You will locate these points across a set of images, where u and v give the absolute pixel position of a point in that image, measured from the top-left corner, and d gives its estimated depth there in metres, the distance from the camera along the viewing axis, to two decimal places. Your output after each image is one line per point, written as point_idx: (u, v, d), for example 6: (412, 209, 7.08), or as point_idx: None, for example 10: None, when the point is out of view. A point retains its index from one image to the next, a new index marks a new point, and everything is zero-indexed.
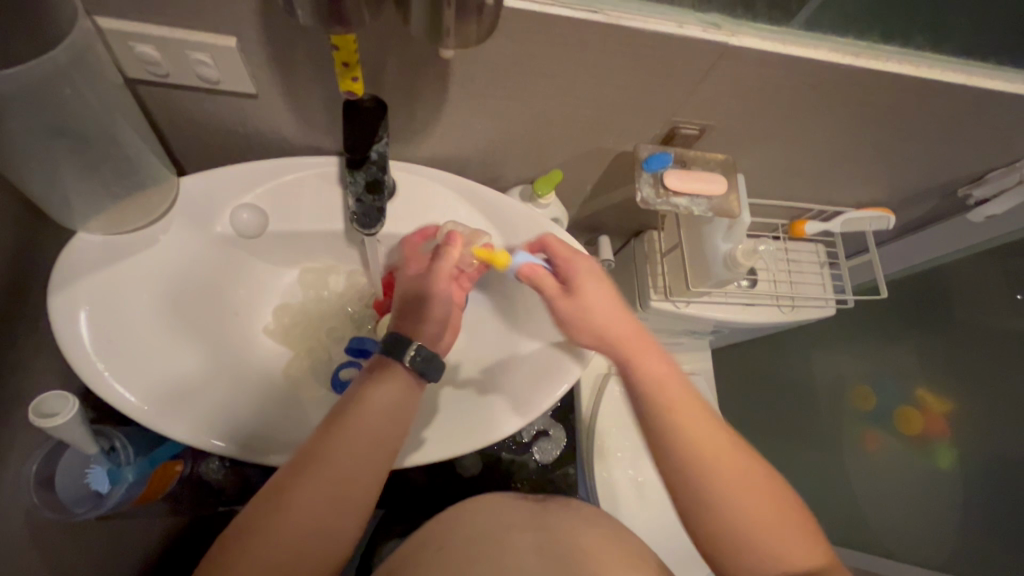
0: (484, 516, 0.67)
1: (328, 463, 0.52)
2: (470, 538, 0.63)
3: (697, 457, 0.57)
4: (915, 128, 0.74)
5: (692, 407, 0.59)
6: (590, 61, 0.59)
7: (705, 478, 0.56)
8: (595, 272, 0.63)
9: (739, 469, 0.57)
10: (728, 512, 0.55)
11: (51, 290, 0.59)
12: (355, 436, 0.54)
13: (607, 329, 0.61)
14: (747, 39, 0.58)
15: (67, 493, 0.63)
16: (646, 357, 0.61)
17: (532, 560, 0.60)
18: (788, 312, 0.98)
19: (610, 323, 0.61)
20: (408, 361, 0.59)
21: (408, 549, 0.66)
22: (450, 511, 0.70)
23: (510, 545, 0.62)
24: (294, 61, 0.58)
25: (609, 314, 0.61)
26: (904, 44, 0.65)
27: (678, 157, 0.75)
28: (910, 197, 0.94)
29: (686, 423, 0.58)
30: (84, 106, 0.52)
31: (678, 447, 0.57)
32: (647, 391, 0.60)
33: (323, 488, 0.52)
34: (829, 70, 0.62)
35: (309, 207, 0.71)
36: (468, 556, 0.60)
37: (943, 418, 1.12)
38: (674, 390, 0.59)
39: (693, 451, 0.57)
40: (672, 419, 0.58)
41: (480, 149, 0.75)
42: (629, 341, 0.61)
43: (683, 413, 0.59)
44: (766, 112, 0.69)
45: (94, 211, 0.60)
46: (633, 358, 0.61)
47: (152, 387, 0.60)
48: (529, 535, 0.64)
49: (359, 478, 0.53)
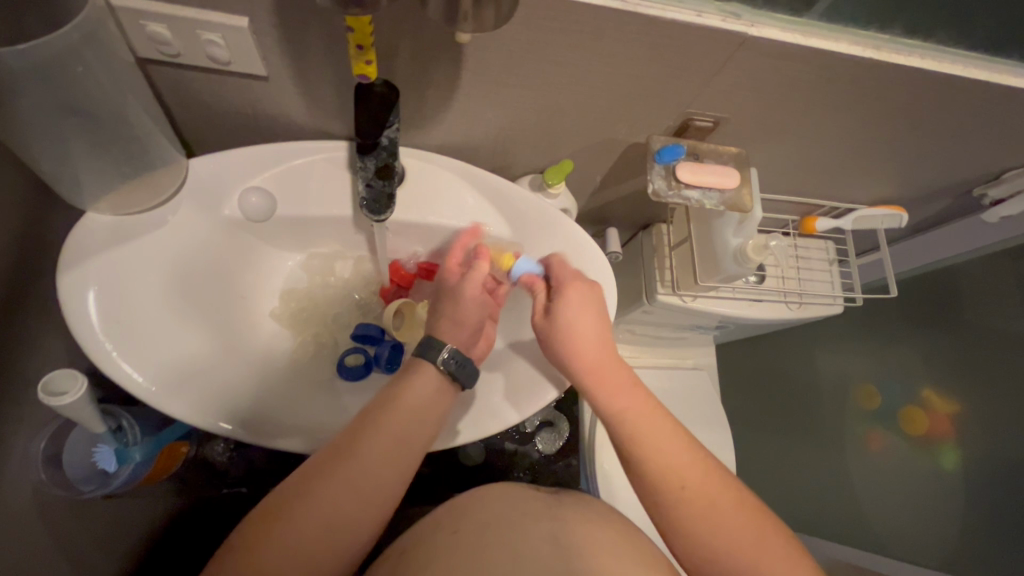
0: (499, 503, 0.68)
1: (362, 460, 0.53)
2: (482, 524, 0.64)
3: (666, 483, 0.58)
4: (934, 125, 0.73)
5: (663, 433, 0.60)
6: (606, 50, 0.59)
7: (676, 501, 0.58)
8: (586, 297, 0.64)
9: (709, 493, 0.58)
10: (701, 535, 0.57)
11: (60, 271, 0.59)
12: (390, 434, 0.55)
13: (586, 352, 0.63)
14: (767, 30, 0.57)
15: (75, 471, 0.64)
16: (618, 385, 0.63)
17: (546, 547, 0.60)
18: (796, 309, 0.98)
19: (586, 345, 0.63)
20: (439, 361, 0.59)
21: (422, 530, 0.67)
22: (461, 499, 0.71)
23: (525, 532, 0.62)
24: (306, 43, 0.58)
25: (586, 345, 0.63)
26: (928, 37, 0.63)
27: (691, 150, 0.74)
28: (923, 195, 0.93)
29: (655, 456, 0.59)
30: (96, 84, 0.52)
31: (650, 472, 0.59)
32: (614, 416, 0.62)
33: (349, 483, 0.52)
34: (850, 63, 0.61)
35: (317, 191, 0.71)
36: (484, 540, 0.61)
37: (948, 419, 1.12)
38: (644, 424, 0.61)
39: (662, 476, 0.58)
40: (641, 449, 0.60)
41: (491, 137, 0.75)
42: (601, 372, 0.63)
43: (654, 444, 0.60)
44: (782, 105, 0.68)
45: (103, 190, 0.60)
46: (603, 387, 0.63)
47: (159, 368, 0.60)
48: (543, 524, 0.64)
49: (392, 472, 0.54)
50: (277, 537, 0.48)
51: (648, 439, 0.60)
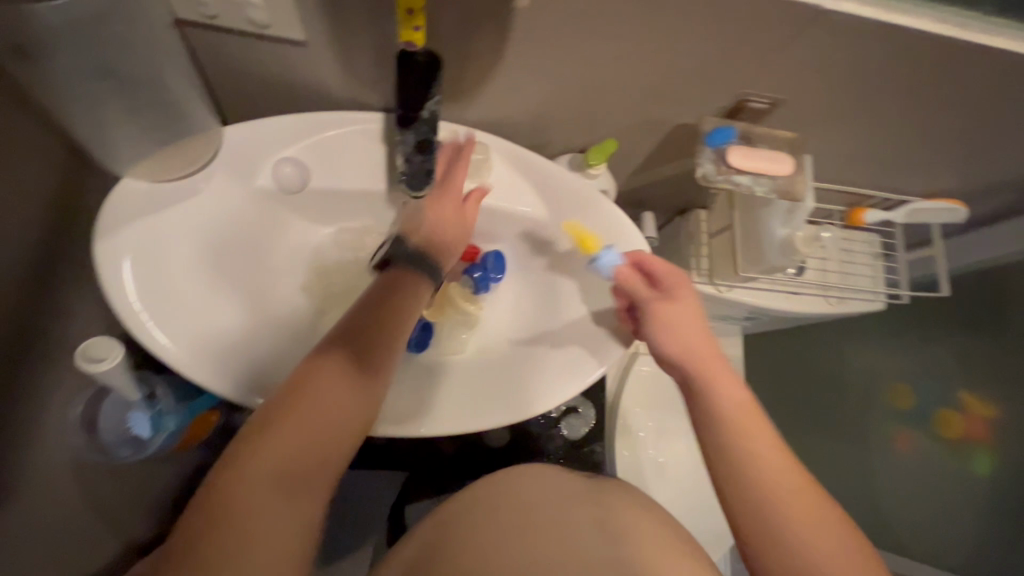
0: (531, 485, 0.67)
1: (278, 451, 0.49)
2: (516, 508, 0.63)
3: (767, 483, 0.56)
4: (1010, 113, 0.68)
5: (765, 434, 0.59)
6: (665, 21, 0.55)
7: (777, 504, 0.55)
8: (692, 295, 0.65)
9: (810, 504, 0.55)
10: (797, 545, 0.53)
11: (96, 238, 0.58)
12: (310, 423, 0.51)
13: (695, 345, 0.63)
14: (842, 3, 0.53)
15: (110, 437, 0.64)
16: (726, 380, 0.62)
17: (591, 533, 0.59)
18: (833, 303, 0.94)
19: (693, 336, 0.63)
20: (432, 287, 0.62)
21: (453, 509, 0.66)
22: (493, 477, 0.70)
23: (562, 519, 0.61)
24: (347, 7, 0.55)
25: (690, 333, 0.63)
26: (1017, 16, 0.58)
27: (743, 132, 0.70)
28: (984, 190, 0.87)
29: (762, 455, 0.58)
30: (133, 45, 0.50)
31: (749, 472, 0.57)
32: (725, 414, 0.60)
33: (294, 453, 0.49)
34: (930, 43, 0.56)
35: (352, 165, 0.69)
36: (517, 525, 0.60)
37: (984, 422, 1.08)
38: (755, 428, 0.59)
39: (765, 475, 0.56)
40: (746, 445, 0.58)
41: (532, 113, 0.72)
42: (710, 365, 0.62)
43: (759, 444, 0.58)
44: (847, 87, 0.64)
45: (139, 156, 0.58)
46: (712, 380, 0.61)
47: (192, 338, 0.60)
48: (584, 508, 0.63)
49: (315, 466, 0.50)
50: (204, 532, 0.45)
51: (750, 437, 0.59)
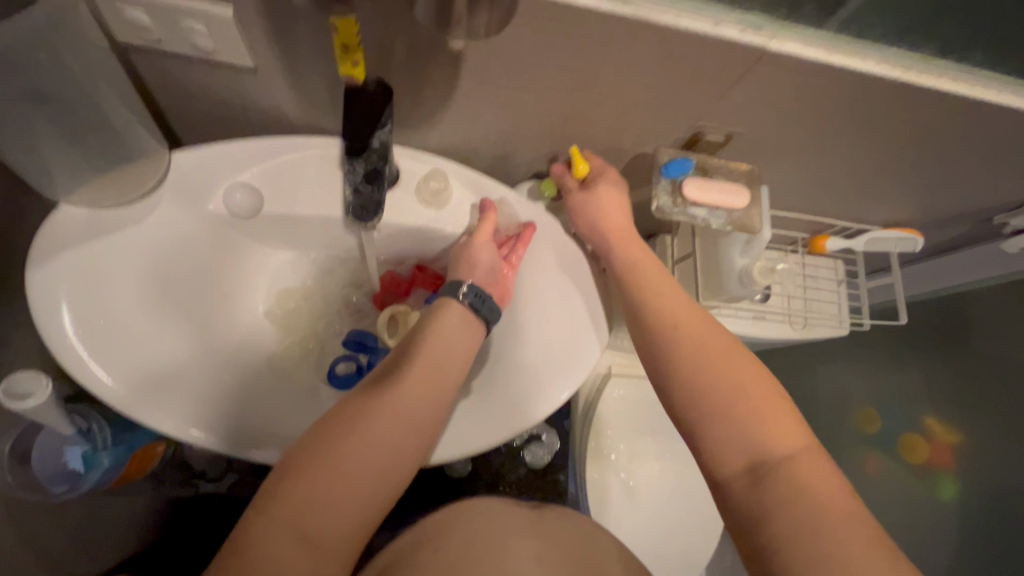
0: (485, 516, 0.66)
1: (358, 444, 0.46)
2: (467, 539, 0.61)
3: (716, 384, 0.54)
4: (959, 149, 0.69)
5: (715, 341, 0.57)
6: (614, 57, 0.55)
7: (728, 400, 0.52)
8: (620, 186, 0.68)
9: (763, 400, 0.52)
10: (749, 436, 0.51)
11: (29, 267, 0.56)
12: (398, 412, 0.49)
13: (611, 234, 0.67)
14: (787, 44, 0.53)
15: (44, 472, 0.62)
16: (668, 290, 0.63)
17: (531, 566, 0.59)
18: (800, 329, 0.94)
19: (614, 226, 0.67)
20: (462, 297, 0.59)
21: (407, 541, 0.64)
22: (445, 512, 0.67)
23: (508, 549, 0.60)
24: (295, 36, 0.54)
25: (613, 222, 0.67)
26: (959, 58, 0.60)
27: (700, 164, 0.70)
28: (943, 220, 0.89)
29: (708, 359, 0.55)
30: (66, 72, 0.48)
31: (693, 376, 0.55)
32: (671, 318, 0.60)
33: (385, 434, 0.48)
34: (876, 83, 0.57)
35: (305, 190, 0.68)
36: (465, 557, 0.59)
37: (950, 450, 1.07)
38: (706, 340, 0.57)
39: (712, 375, 0.54)
40: (692, 351, 0.56)
41: (491, 141, 0.71)
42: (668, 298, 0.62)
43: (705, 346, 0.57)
44: (801, 122, 0.64)
45: (77, 183, 0.56)
46: (659, 298, 0.62)
47: (131, 372, 0.58)
48: (527, 542, 0.62)
49: (385, 468, 0.47)
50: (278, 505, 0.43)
51: (692, 341, 0.57)
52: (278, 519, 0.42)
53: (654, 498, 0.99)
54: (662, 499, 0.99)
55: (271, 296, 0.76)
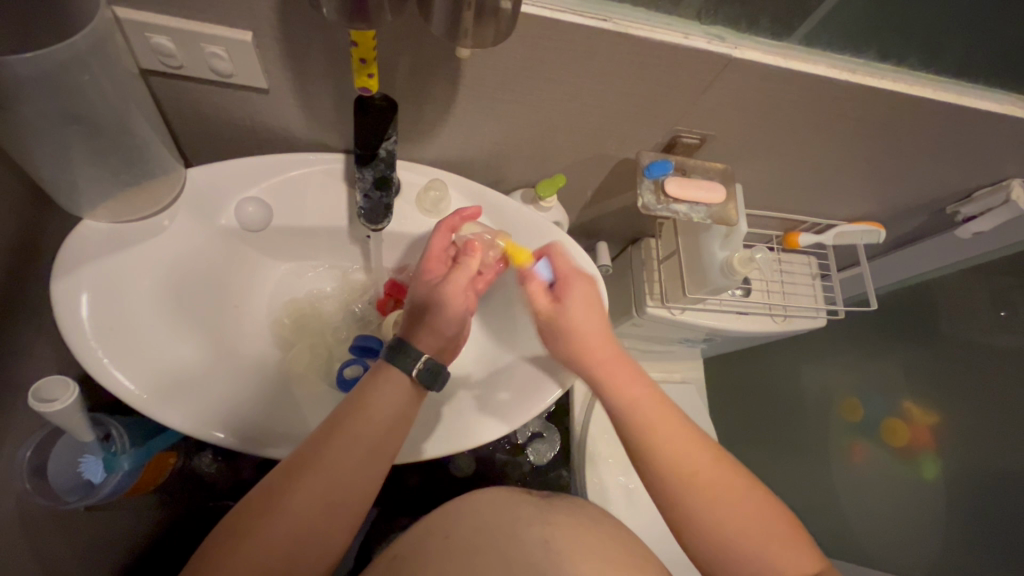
0: (495, 505, 0.68)
1: (281, 520, 0.51)
2: (478, 527, 0.64)
3: (677, 477, 0.58)
4: (907, 144, 0.77)
5: (672, 422, 0.61)
6: (598, 69, 0.61)
7: (687, 496, 0.58)
8: (588, 295, 0.66)
9: (721, 480, 0.58)
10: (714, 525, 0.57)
11: (55, 278, 0.59)
12: (329, 473, 0.53)
13: (596, 349, 0.64)
14: (749, 52, 0.60)
15: (60, 482, 0.62)
16: (623, 377, 0.63)
17: (542, 549, 0.61)
18: (781, 321, 0.99)
19: (593, 343, 0.63)
20: (416, 373, 0.58)
21: (420, 533, 0.66)
22: (458, 499, 0.71)
23: (519, 537, 0.63)
24: (308, 58, 0.60)
25: (596, 339, 0.64)
26: (898, 62, 0.68)
27: (679, 165, 0.77)
28: (901, 212, 0.96)
29: (666, 447, 0.59)
30: (100, 93, 0.52)
31: (660, 469, 0.59)
32: (623, 411, 0.62)
33: (315, 494, 0.53)
34: (829, 85, 0.64)
35: (313, 202, 0.72)
36: (474, 546, 0.61)
37: (928, 431, 1.13)
38: (654, 412, 0.61)
39: (672, 473, 0.59)
40: (653, 441, 0.60)
41: (485, 151, 0.76)
42: (614, 367, 0.63)
43: (666, 432, 0.60)
44: (767, 122, 0.71)
45: (101, 198, 0.60)
46: (611, 373, 0.63)
47: (151, 375, 0.60)
48: (538, 529, 0.64)
49: (318, 528, 0.53)
50: (223, 553, 0.49)
51: (640, 413, 0.61)
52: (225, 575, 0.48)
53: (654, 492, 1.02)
54: None
55: (277, 306, 0.78)
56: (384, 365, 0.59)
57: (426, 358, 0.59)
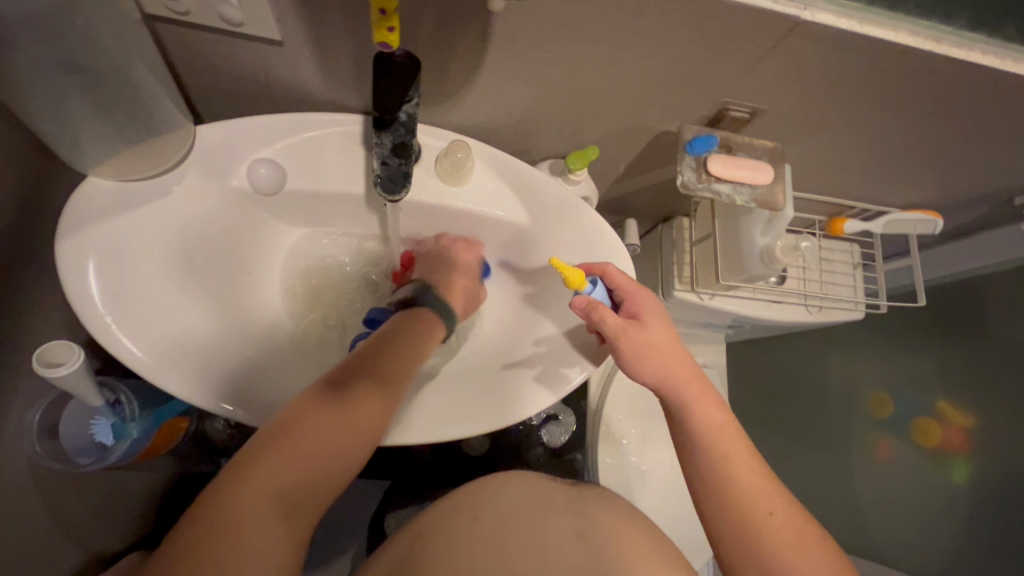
0: (520, 497, 0.65)
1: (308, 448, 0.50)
2: (504, 515, 0.61)
3: (745, 518, 0.57)
4: (984, 127, 0.69)
5: (745, 465, 0.60)
6: (645, 29, 0.54)
7: (755, 538, 0.56)
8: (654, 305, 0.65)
9: (789, 528, 0.56)
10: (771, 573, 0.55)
11: (59, 238, 0.56)
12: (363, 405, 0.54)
13: (673, 366, 0.63)
14: (821, 15, 0.53)
15: (71, 444, 0.62)
16: (707, 404, 0.63)
17: (573, 542, 0.58)
18: (816, 312, 0.94)
19: (676, 360, 0.63)
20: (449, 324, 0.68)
21: (441, 513, 0.65)
22: (484, 484, 0.69)
23: (547, 527, 0.60)
24: (324, 7, 0.54)
25: (669, 353, 0.63)
26: (991, 31, 0.59)
27: (724, 141, 0.70)
28: (962, 201, 0.88)
29: (742, 482, 0.59)
30: (97, 39, 0.48)
31: (725, 504, 0.59)
32: (704, 436, 0.62)
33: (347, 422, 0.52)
34: (907, 56, 0.57)
35: (328, 166, 0.68)
36: (502, 531, 0.59)
37: (963, 432, 1.08)
38: (727, 446, 0.61)
39: (743, 513, 0.57)
40: (725, 477, 0.59)
41: (513, 118, 0.71)
42: (689, 389, 0.63)
43: (746, 479, 0.59)
44: (829, 97, 0.64)
45: (105, 155, 0.56)
46: (687, 397, 0.63)
47: (160, 343, 0.58)
48: (565, 519, 0.62)
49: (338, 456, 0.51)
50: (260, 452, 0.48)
51: (720, 441, 0.61)
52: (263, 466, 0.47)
53: (666, 478, 1.00)
54: (675, 481, 1.00)
55: (289, 273, 0.76)
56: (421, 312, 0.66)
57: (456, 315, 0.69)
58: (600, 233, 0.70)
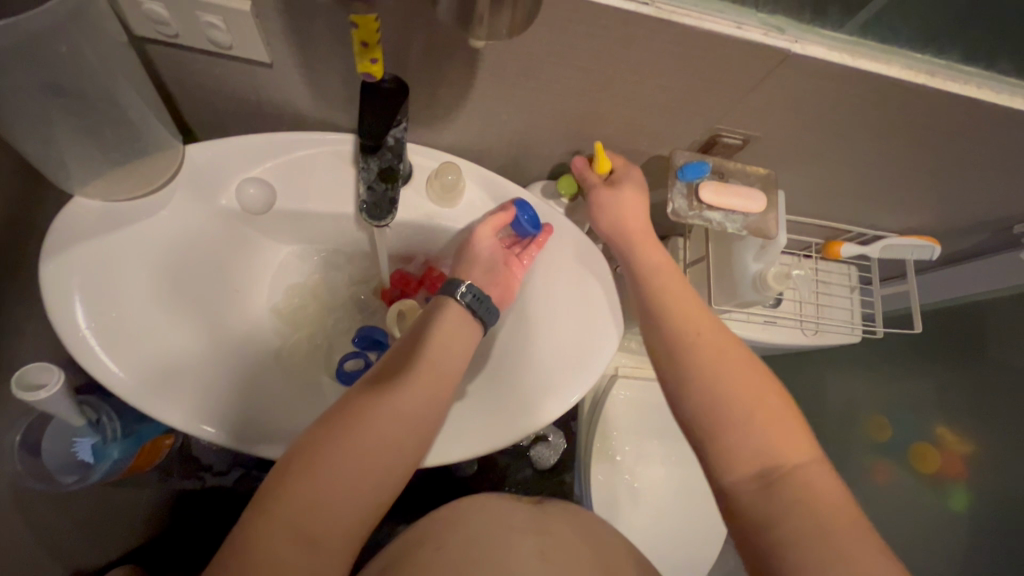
0: (486, 514, 0.65)
1: (342, 465, 0.46)
2: (470, 536, 0.61)
3: (730, 399, 0.53)
4: (982, 156, 0.68)
5: (733, 358, 0.56)
6: (634, 58, 0.54)
7: (732, 423, 0.52)
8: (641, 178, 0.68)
9: (783, 419, 0.52)
10: (771, 488, 0.49)
11: (44, 260, 0.56)
12: (408, 407, 0.51)
13: (632, 234, 0.66)
14: (811, 47, 0.53)
15: (53, 462, 0.63)
16: (677, 286, 0.63)
17: (535, 562, 0.58)
18: (811, 335, 0.93)
19: (636, 231, 0.66)
20: (461, 296, 0.60)
21: (412, 537, 0.64)
22: (452, 506, 0.68)
23: (512, 545, 0.60)
24: (313, 33, 0.54)
25: (632, 217, 0.66)
26: (986, 64, 0.58)
27: (716, 167, 0.70)
28: (961, 228, 0.87)
29: (715, 357, 0.56)
30: (83, 64, 0.48)
31: (702, 386, 0.55)
32: (669, 314, 0.60)
33: (392, 430, 0.49)
34: (900, 89, 0.56)
35: (318, 186, 0.67)
36: (468, 554, 0.58)
37: (961, 461, 1.06)
38: (703, 325, 0.59)
39: (723, 386, 0.54)
40: (703, 351, 0.57)
41: (504, 141, 0.70)
42: (654, 261, 0.65)
43: (724, 359, 0.56)
44: (821, 126, 0.63)
45: (93, 177, 0.56)
46: (659, 275, 0.63)
47: (144, 364, 0.58)
48: (531, 538, 0.61)
49: (378, 474, 0.48)
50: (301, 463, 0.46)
51: (683, 311, 0.60)
52: (308, 480, 0.45)
53: (659, 501, 0.98)
54: (667, 504, 0.98)
55: (277, 291, 0.75)
56: (438, 300, 0.61)
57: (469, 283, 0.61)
58: (588, 255, 0.69)
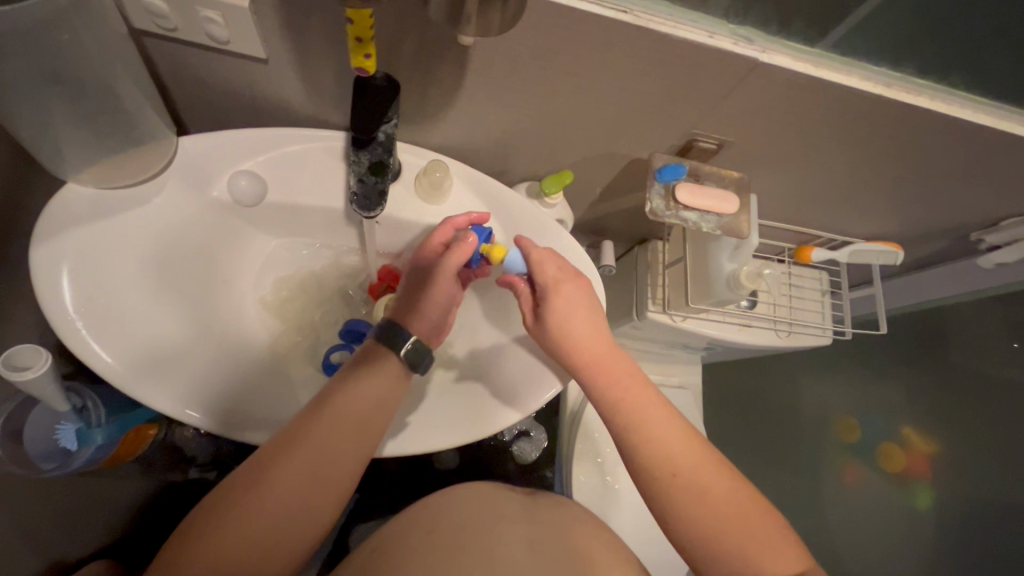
0: (473, 503, 0.66)
1: (250, 516, 0.50)
2: (459, 524, 0.62)
3: (681, 478, 0.57)
4: (938, 164, 0.72)
5: (674, 434, 0.59)
6: (614, 62, 0.57)
7: (685, 500, 0.57)
8: (580, 298, 0.63)
9: (724, 489, 0.57)
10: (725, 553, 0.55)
11: (33, 244, 0.56)
12: (319, 451, 0.53)
13: (583, 348, 0.62)
14: (778, 57, 0.56)
15: (35, 449, 0.62)
16: (621, 376, 0.61)
17: (523, 551, 0.59)
18: (785, 337, 0.96)
19: (581, 318, 0.62)
20: (404, 352, 0.59)
21: (397, 525, 0.65)
22: (439, 494, 0.69)
23: (500, 536, 0.61)
24: (308, 30, 0.56)
25: (576, 317, 0.62)
26: (939, 78, 0.63)
27: (692, 170, 0.73)
28: (923, 235, 0.92)
29: (661, 437, 0.59)
30: (84, 53, 0.50)
31: (655, 467, 0.58)
32: (616, 408, 0.61)
33: (300, 474, 0.52)
34: (861, 98, 0.60)
35: (309, 180, 0.69)
36: (457, 541, 0.59)
37: (926, 461, 1.20)
38: (642, 406, 0.60)
39: (671, 468, 0.58)
40: (648, 435, 0.59)
41: (491, 141, 0.73)
42: (602, 352, 0.62)
43: (666, 437, 0.59)
44: (790, 133, 0.67)
45: (86, 163, 0.58)
46: (607, 376, 0.61)
47: (129, 348, 0.58)
48: (518, 527, 0.63)
49: (294, 515, 0.52)
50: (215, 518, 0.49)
51: (627, 395, 0.61)
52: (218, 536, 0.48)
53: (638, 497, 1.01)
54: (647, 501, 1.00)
55: (265, 284, 0.76)
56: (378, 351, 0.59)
57: (414, 337, 0.60)
58: (571, 251, 0.72)
